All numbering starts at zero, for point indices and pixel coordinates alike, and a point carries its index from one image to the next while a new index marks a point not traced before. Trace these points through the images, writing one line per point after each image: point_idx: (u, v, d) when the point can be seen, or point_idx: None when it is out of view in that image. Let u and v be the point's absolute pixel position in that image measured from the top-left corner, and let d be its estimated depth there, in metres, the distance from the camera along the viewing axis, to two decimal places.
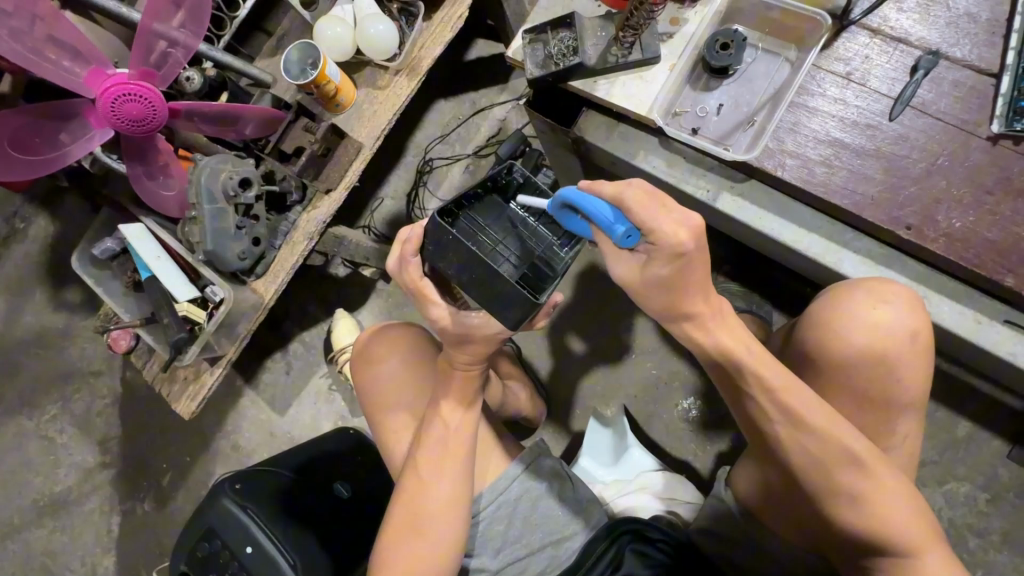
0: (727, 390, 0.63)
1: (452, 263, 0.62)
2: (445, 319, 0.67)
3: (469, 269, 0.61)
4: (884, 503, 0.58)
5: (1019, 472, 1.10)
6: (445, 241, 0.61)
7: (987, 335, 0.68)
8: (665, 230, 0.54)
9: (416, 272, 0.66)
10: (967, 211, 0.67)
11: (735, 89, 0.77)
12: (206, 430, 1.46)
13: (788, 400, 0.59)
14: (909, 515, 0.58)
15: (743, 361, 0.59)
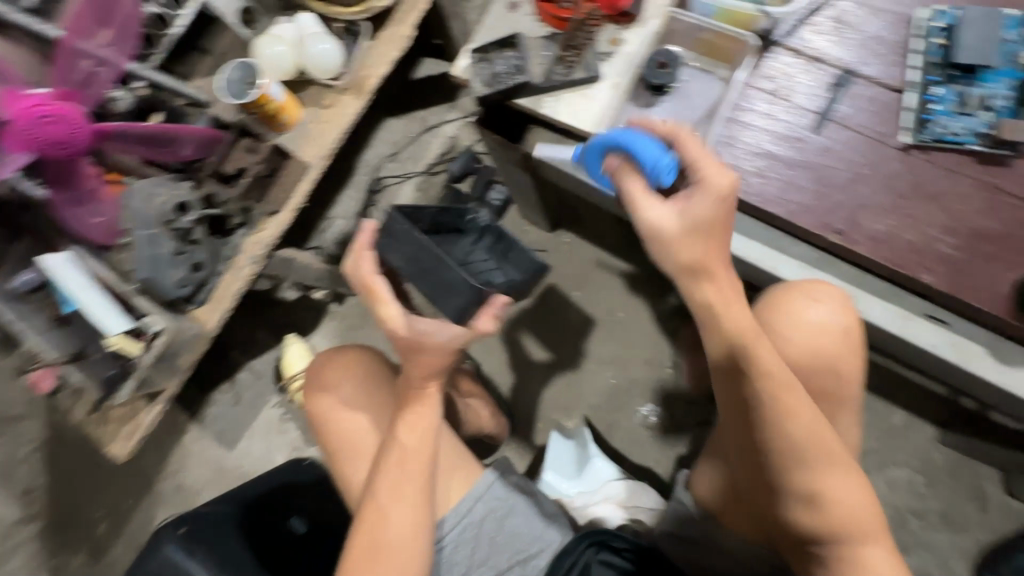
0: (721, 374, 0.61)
1: (403, 252, 0.70)
2: (397, 321, 0.66)
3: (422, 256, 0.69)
4: (839, 498, 0.59)
5: (951, 455, 1.18)
6: (403, 237, 0.70)
7: (914, 330, 0.72)
8: (714, 171, 0.58)
9: (366, 269, 0.67)
10: (888, 216, 0.71)
11: (673, 106, 0.80)
12: (147, 471, 1.37)
13: (780, 388, 0.58)
14: (863, 509, 0.60)
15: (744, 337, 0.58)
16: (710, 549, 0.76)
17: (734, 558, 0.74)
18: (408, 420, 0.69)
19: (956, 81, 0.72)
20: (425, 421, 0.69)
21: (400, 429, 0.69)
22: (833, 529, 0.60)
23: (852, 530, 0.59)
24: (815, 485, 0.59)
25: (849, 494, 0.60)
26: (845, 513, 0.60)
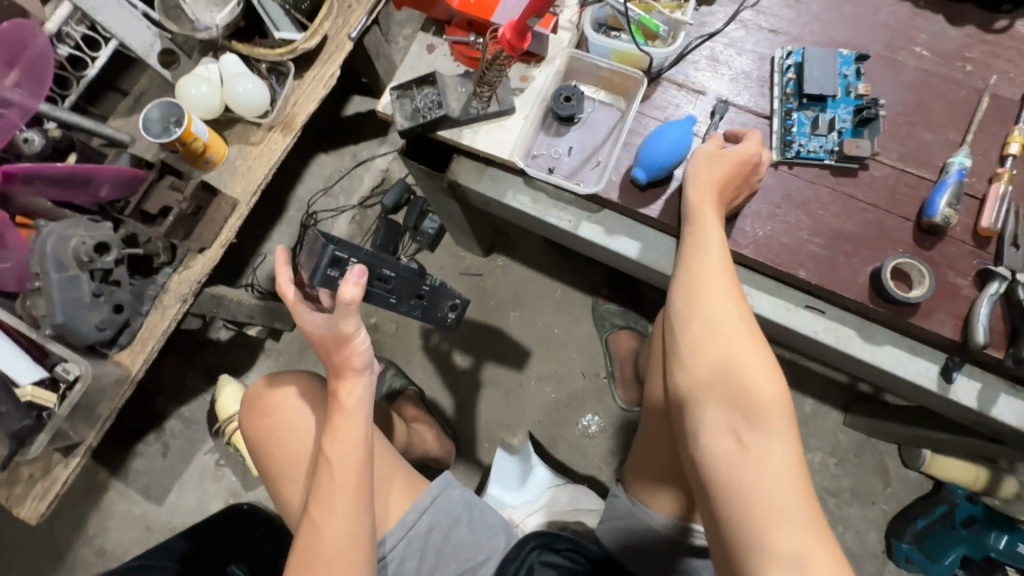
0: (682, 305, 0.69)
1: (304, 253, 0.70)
2: (311, 325, 0.68)
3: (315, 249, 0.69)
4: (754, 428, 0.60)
5: (855, 436, 1.32)
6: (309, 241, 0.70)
7: (797, 319, 0.82)
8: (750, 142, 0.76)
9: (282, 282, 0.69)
10: (765, 222, 0.82)
11: (581, 134, 0.89)
12: (63, 537, 1.26)
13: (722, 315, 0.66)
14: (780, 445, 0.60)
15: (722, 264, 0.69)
16: (646, 539, 0.80)
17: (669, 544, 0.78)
18: (332, 434, 0.69)
19: (807, 108, 0.83)
20: (351, 434, 0.69)
21: (326, 443, 0.68)
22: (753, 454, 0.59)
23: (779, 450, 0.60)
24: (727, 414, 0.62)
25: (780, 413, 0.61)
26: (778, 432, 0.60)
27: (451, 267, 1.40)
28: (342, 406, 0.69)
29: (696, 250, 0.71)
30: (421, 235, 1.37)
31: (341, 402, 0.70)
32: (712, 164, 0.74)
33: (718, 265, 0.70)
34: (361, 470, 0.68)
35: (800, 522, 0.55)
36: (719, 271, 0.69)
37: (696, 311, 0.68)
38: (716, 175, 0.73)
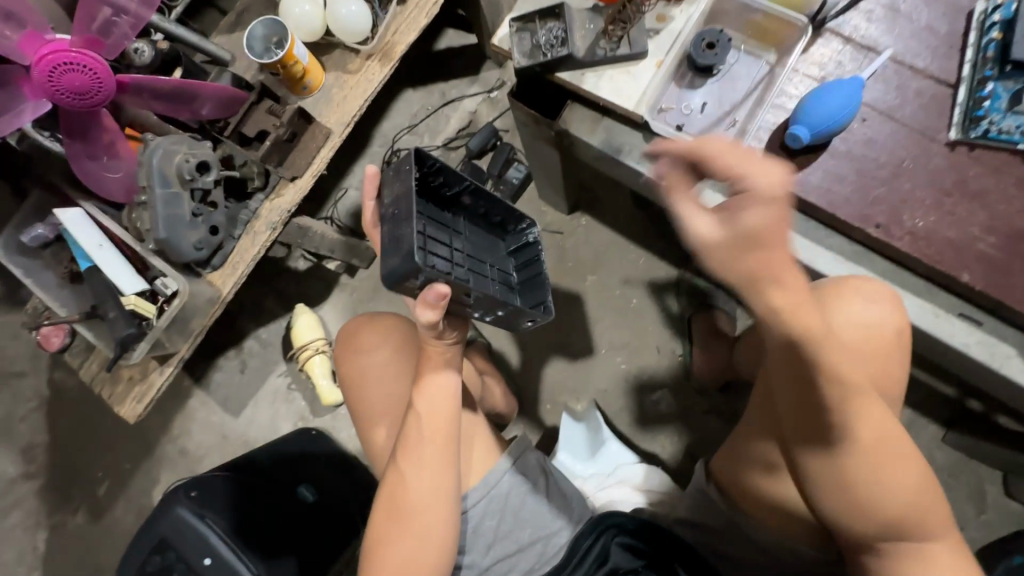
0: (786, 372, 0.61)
1: (391, 192, 0.63)
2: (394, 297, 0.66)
3: (399, 208, 0.62)
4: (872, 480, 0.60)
5: (953, 456, 1.19)
6: (400, 173, 0.62)
7: (946, 328, 0.72)
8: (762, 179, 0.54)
9: (369, 220, 0.69)
10: (928, 212, 0.72)
11: (718, 88, 0.79)
12: (151, 433, 1.36)
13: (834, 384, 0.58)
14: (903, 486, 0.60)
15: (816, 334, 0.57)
16: (730, 535, 0.76)
17: (761, 548, 0.75)
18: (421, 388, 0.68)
19: (1009, 77, 0.71)
20: (442, 389, 0.68)
21: (417, 398, 0.67)
22: (903, 550, 0.61)
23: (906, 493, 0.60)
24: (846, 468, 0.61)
25: (916, 493, 0.60)
26: (920, 514, 0.60)
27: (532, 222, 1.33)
28: (432, 359, 0.68)
29: (815, 378, 0.59)
30: (505, 184, 1.30)
31: (430, 355, 0.68)
32: (775, 215, 0.52)
33: (833, 385, 0.59)
34: (450, 425, 0.67)
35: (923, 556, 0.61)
36: (834, 397, 0.59)
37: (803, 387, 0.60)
38: (759, 222, 0.52)
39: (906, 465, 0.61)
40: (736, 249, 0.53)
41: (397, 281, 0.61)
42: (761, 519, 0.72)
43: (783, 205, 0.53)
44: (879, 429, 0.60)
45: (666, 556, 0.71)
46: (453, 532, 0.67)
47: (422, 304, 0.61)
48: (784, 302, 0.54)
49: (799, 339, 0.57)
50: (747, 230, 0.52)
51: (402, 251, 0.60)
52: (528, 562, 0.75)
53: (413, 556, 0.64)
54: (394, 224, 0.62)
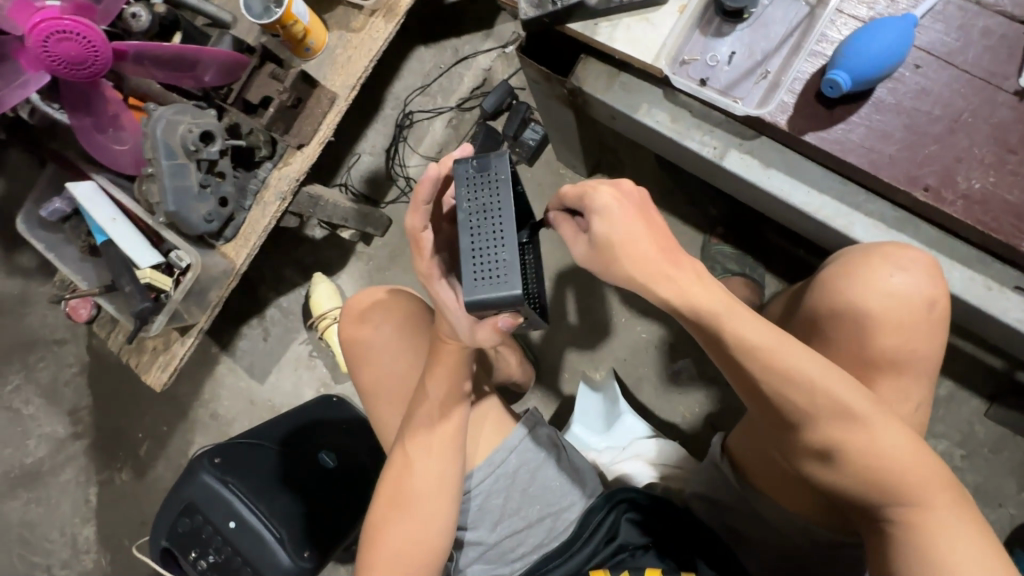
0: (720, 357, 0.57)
1: (477, 196, 0.60)
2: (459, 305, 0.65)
3: (485, 220, 0.59)
4: (860, 456, 0.55)
5: (996, 430, 1.13)
6: (490, 178, 0.60)
7: (998, 305, 0.67)
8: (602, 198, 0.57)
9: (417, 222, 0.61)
10: (987, 172, 0.66)
11: (748, 36, 0.71)
12: (183, 398, 1.40)
13: (774, 359, 0.55)
14: (898, 461, 0.54)
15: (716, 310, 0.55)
16: (745, 514, 0.72)
17: (778, 531, 0.70)
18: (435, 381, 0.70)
19: None
20: (456, 373, 0.69)
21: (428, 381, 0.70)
22: (915, 531, 0.54)
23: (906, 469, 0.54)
24: (835, 447, 0.55)
25: (898, 459, 0.54)
26: (911, 483, 0.54)
27: (550, 185, 1.27)
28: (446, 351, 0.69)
29: (738, 359, 0.56)
30: (521, 147, 1.24)
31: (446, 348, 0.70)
32: (628, 220, 0.56)
33: (758, 363, 0.55)
34: (461, 417, 0.69)
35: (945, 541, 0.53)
36: (761, 374, 0.55)
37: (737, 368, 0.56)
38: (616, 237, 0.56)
39: (880, 433, 0.54)
40: (604, 259, 0.58)
41: (482, 304, 0.59)
42: (775, 498, 0.68)
43: (633, 211, 0.57)
44: (837, 400, 0.54)
45: (677, 532, 0.70)
46: (455, 519, 0.68)
47: (491, 326, 0.63)
48: (672, 288, 0.55)
49: (702, 318, 0.55)
50: (601, 239, 0.57)
51: (502, 279, 0.58)
52: (537, 540, 0.74)
53: (413, 539, 0.66)
54: (489, 238, 0.59)
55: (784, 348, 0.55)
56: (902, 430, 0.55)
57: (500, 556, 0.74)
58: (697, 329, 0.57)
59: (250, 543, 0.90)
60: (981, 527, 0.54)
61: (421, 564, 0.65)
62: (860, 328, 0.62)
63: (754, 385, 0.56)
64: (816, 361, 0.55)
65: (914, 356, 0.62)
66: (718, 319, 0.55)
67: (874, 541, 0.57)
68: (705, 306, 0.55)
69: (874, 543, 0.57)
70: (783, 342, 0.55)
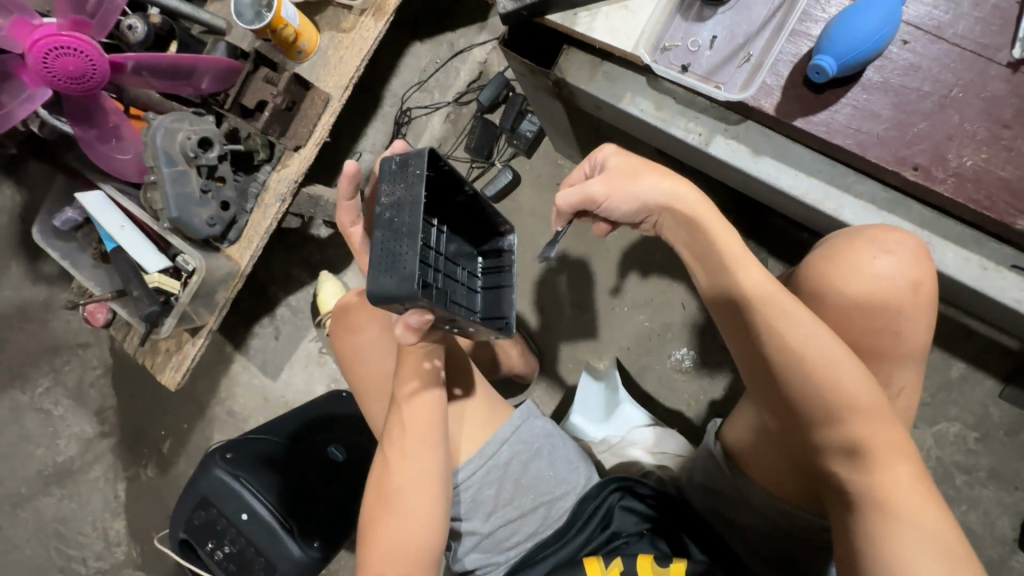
0: (723, 300, 0.60)
1: (394, 192, 0.61)
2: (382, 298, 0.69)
3: (398, 215, 0.60)
4: (836, 414, 0.54)
5: (1011, 411, 1.10)
6: (408, 174, 0.61)
7: (993, 285, 0.66)
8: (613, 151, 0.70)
9: (346, 217, 0.80)
10: (980, 148, 0.64)
11: (729, 18, 0.70)
12: (202, 396, 1.44)
13: (772, 306, 0.56)
14: (875, 427, 0.54)
15: (727, 252, 0.60)
16: (737, 504, 0.71)
17: (761, 514, 0.70)
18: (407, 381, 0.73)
19: None
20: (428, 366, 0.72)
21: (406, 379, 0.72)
22: (877, 498, 0.53)
23: (879, 434, 0.54)
24: (812, 400, 0.55)
25: (873, 428, 0.54)
26: (879, 455, 0.54)
27: (548, 177, 1.26)
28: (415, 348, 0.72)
29: (737, 300, 0.58)
30: (518, 139, 1.24)
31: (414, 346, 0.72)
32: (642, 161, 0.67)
33: (754, 304, 0.57)
34: (435, 410, 0.72)
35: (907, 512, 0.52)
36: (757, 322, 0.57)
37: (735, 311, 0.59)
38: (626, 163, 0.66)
39: (865, 399, 0.54)
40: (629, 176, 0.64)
41: (381, 297, 0.60)
42: (761, 483, 0.68)
43: (637, 159, 0.67)
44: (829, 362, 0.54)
45: (672, 521, 0.71)
46: (442, 513, 0.69)
47: (405, 324, 0.64)
48: (686, 217, 0.62)
49: (710, 256, 0.60)
50: (619, 168, 0.66)
51: (399, 274, 0.59)
52: (531, 528, 0.76)
53: (400, 531, 0.67)
54: (396, 233, 0.60)
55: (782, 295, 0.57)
56: (883, 407, 0.55)
57: (495, 545, 0.76)
58: (704, 267, 0.62)
59: (260, 534, 0.92)
60: (947, 517, 0.52)
61: (410, 554, 0.67)
62: (850, 311, 0.61)
63: (748, 331, 0.58)
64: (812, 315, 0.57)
65: (901, 342, 0.61)
66: (732, 257, 0.59)
67: (841, 512, 0.56)
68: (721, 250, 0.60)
69: (839, 516, 0.57)
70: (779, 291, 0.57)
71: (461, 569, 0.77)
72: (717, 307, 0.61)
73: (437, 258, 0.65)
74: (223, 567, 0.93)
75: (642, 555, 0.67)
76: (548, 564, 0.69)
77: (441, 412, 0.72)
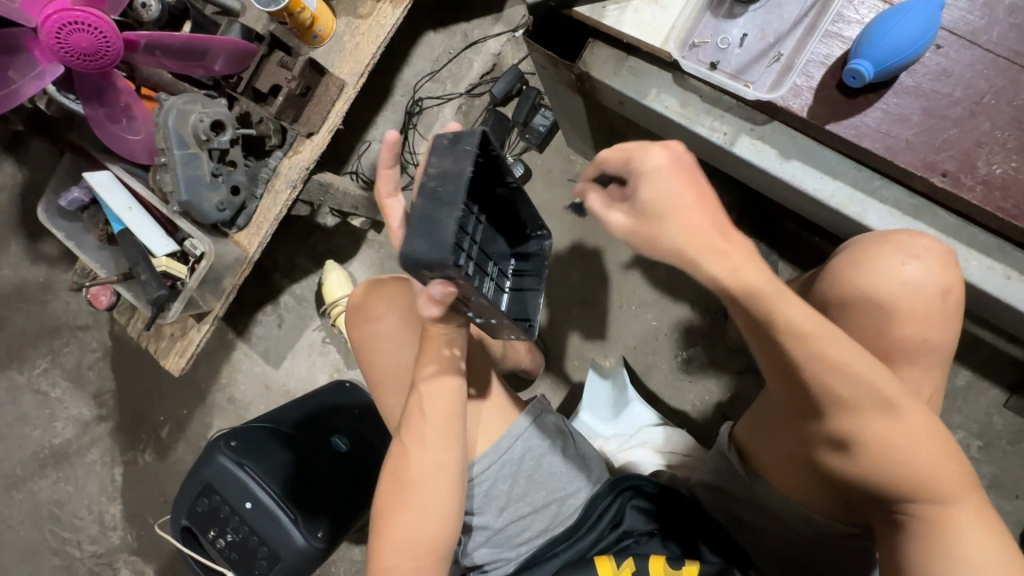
0: (760, 340, 0.52)
1: (441, 164, 0.59)
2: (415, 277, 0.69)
3: (443, 186, 0.59)
4: (893, 445, 0.53)
5: (1014, 420, 1.10)
6: (457, 150, 0.59)
7: (1015, 293, 0.69)
8: (646, 159, 0.51)
9: (383, 186, 0.69)
10: (1009, 156, 0.68)
11: (761, 16, 0.73)
12: (202, 382, 1.42)
13: (822, 344, 0.50)
14: (929, 449, 0.53)
15: (766, 288, 0.50)
16: (752, 506, 0.71)
17: (779, 518, 0.70)
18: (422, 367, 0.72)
19: None
20: (445, 361, 0.71)
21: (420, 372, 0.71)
22: (932, 514, 0.54)
23: (931, 459, 0.53)
24: (863, 431, 0.53)
25: (928, 453, 0.53)
26: (935, 479, 0.53)
27: (560, 172, 1.25)
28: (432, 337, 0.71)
29: (783, 347, 0.51)
30: (531, 133, 1.22)
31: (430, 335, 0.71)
32: (679, 184, 0.50)
33: (804, 352, 0.51)
34: (452, 404, 0.71)
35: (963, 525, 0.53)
36: (806, 361, 0.51)
37: (784, 352, 0.51)
38: (653, 198, 0.50)
39: (912, 422, 0.53)
40: (647, 228, 0.51)
41: (415, 262, 0.59)
42: (781, 489, 0.68)
43: (683, 172, 0.51)
44: (879, 392, 0.52)
45: (681, 514, 0.72)
46: (458, 509, 0.69)
47: (427, 295, 0.63)
48: (714, 234, 0.49)
49: (750, 302, 0.50)
50: (645, 206, 0.51)
51: (435, 241, 0.58)
52: (543, 525, 0.76)
53: (419, 526, 0.67)
54: (439, 202, 0.59)
55: (828, 336, 0.51)
56: (931, 424, 0.54)
57: (507, 539, 0.76)
58: (737, 306, 0.51)
59: (265, 524, 0.92)
60: (999, 525, 0.54)
61: (424, 546, 0.67)
62: (877, 316, 0.61)
63: (797, 373, 0.52)
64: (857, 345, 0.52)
65: (929, 349, 0.61)
66: (771, 301, 0.49)
67: (892, 528, 0.57)
68: (760, 285, 0.49)
69: (889, 531, 0.57)
70: (826, 327, 0.51)
71: (471, 564, 0.77)
72: (757, 348, 0.54)
73: (472, 243, 0.63)
74: (226, 556, 0.93)
75: (654, 556, 0.67)
76: (560, 561, 0.69)
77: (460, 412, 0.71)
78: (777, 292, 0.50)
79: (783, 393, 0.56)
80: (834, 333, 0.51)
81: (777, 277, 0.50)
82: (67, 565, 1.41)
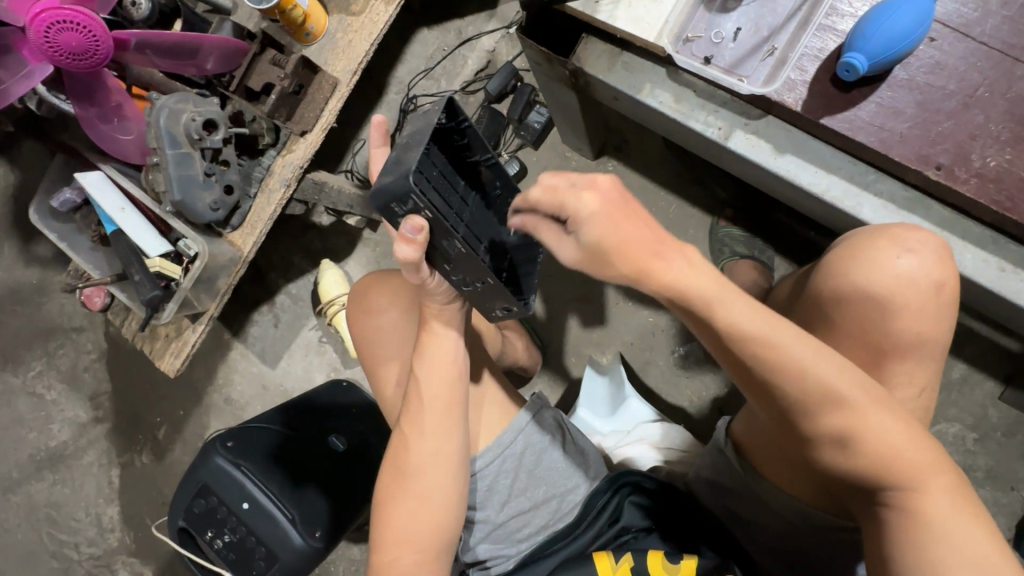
0: (715, 343, 0.54)
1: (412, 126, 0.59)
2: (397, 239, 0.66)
3: (413, 140, 0.58)
4: (869, 436, 0.53)
5: (1010, 413, 1.11)
6: (428, 113, 0.59)
7: (1009, 285, 0.69)
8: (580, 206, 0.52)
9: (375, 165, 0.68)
10: (1003, 149, 0.68)
11: (754, 10, 0.73)
12: (198, 383, 1.42)
13: (769, 342, 0.52)
14: (902, 441, 0.53)
15: (706, 292, 0.52)
16: (747, 499, 0.72)
17: (776, 512, 0.70)
18: (421, 360, 0.71)
19: None
20: (442, 356, 0.71)
21: (418, 365, 0.71)
22: (906, 504, 0.54)
23: (904, 452, 0.53)
24: (836, 427, 0.53)
25: (900, 445, 0.53)
26: (908, 470, 0.53)
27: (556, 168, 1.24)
28: (428, 328, 0.71)
29: (734, 348, 0.53)
30: (525, 130, 1.22)
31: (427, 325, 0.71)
32: (615, 222, 0.51)
33: (755, 351, 0.52)
34: (452, 396, 0.70)
35: (942, 521, 0.52)
36: (757, 360, 0.52)
37: (731, 352, 0.53)
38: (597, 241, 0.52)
39: (884, 417, 0.53)
40: (594, 265, 0.53)
41: (384, 203, 0.58)
42: (773, 483, 0.68)
43: (618, 209, 0.52)
44: (837, 391, 0.53)
45: (675, 507, 0.72)
46: (459, 504, 0.69)
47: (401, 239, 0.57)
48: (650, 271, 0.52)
49: (690, 302, 0.52)
50: (589, 245, 0.52)
51: (399, 173, 0.56)
52: (542, 521, 0.76)
53: (411, 522, 0.67)
54: (408, 149, 0.58)
55: (778, 334, 0.52)
56: (901, 417, 0.54)
57: (507, 535, 0.76)
58: (687, 316, 0.54)
59: (263, 524, 0.92)
60: (982, 516, 0.53)
61: (426, 541, 0.67)
62: (872, 309, 0.61)
63: (757, 372, 0.53)
64: (810, 347, 0.53)
65: (922, 341, 0.61)
66: (714, 304, 0.52)
67: (872, 520, 0.57)
68: (697, 292, 0.52)
69: (869, 523, 0.57)
70: (772, 328, 0.52)
71: (472, 560, 0.77)
72: (719, 360, 0.56)
73: (457, 216, 0.62)
74: (224, 556, 0.92)
75: (652, 551, 0.67)
76: (559, 557, 0.69)
77: (460, 407, 0.71)
78: (720, 297, 0.52)
79: (750, 392, 0.57)
80: (786, 332, 0.53)
81: (718, 276, 0.53)
82: (64, 568, 1.40)
